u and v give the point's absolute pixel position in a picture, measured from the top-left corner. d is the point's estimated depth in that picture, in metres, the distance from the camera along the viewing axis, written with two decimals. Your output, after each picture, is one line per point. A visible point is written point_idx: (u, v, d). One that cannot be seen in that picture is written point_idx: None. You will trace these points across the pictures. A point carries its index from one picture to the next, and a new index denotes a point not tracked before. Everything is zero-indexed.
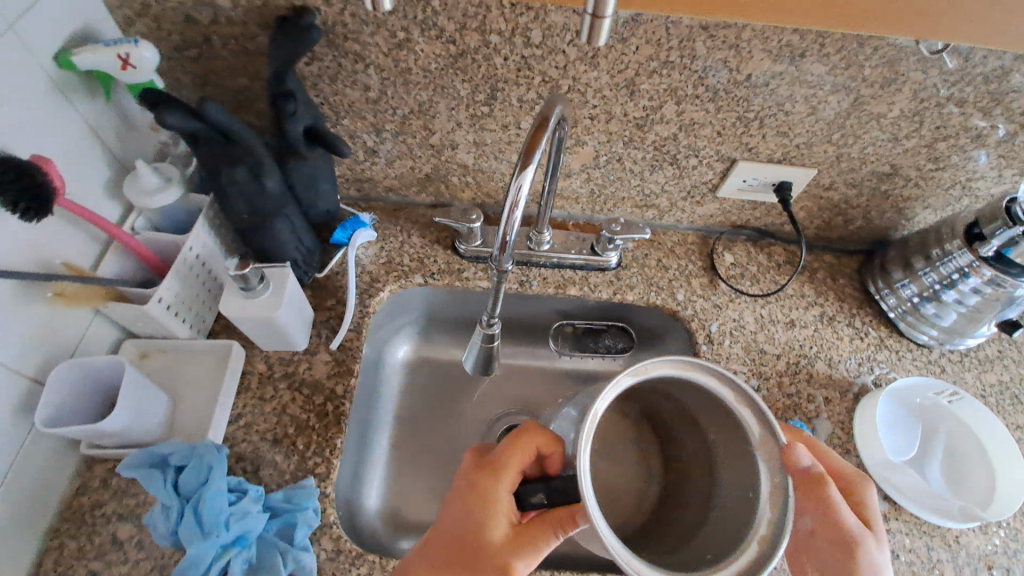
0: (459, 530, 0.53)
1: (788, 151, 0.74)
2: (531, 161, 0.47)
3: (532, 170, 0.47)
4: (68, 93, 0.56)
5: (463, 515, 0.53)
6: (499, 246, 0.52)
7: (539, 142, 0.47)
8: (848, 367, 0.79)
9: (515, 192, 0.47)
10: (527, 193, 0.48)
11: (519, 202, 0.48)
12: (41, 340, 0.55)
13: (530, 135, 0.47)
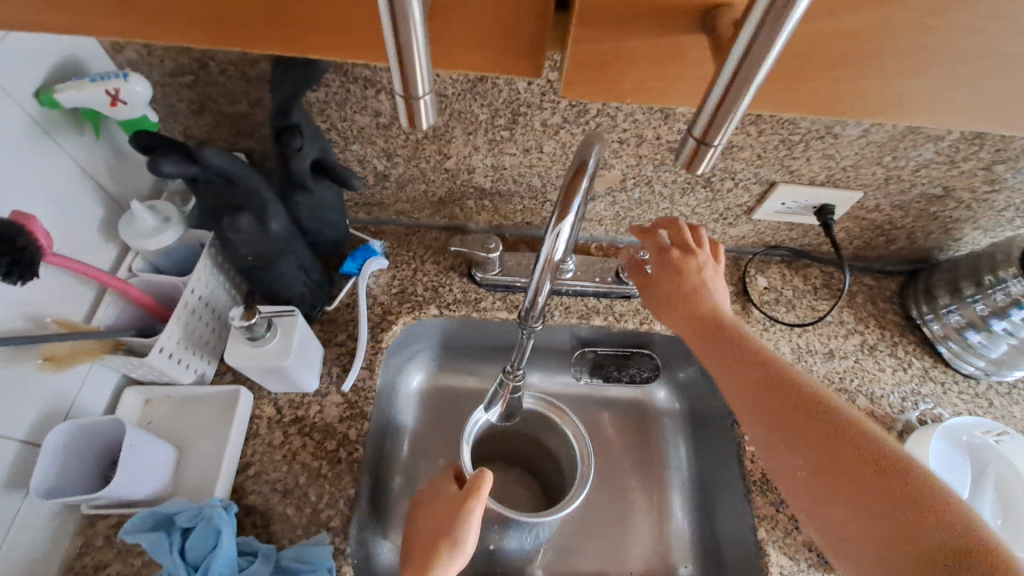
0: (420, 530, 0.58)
1: (832, 173, 0.68)
2: (569, 212, 0.43)
3: (567, 227, 0.44)
4: (53, 132, 0.53)
5: (420, 523, 0.59)
6: (530, 299, 0.51)
7: (578, 188, 0.42)
8: (892, 402, 0.73)
9: (551, 247, 0.45)
10: (563, 251, 0.46)
11: (552, 261, 0.46)
12: (36, 400, 0.52)
13: (567, 182, 0.42)
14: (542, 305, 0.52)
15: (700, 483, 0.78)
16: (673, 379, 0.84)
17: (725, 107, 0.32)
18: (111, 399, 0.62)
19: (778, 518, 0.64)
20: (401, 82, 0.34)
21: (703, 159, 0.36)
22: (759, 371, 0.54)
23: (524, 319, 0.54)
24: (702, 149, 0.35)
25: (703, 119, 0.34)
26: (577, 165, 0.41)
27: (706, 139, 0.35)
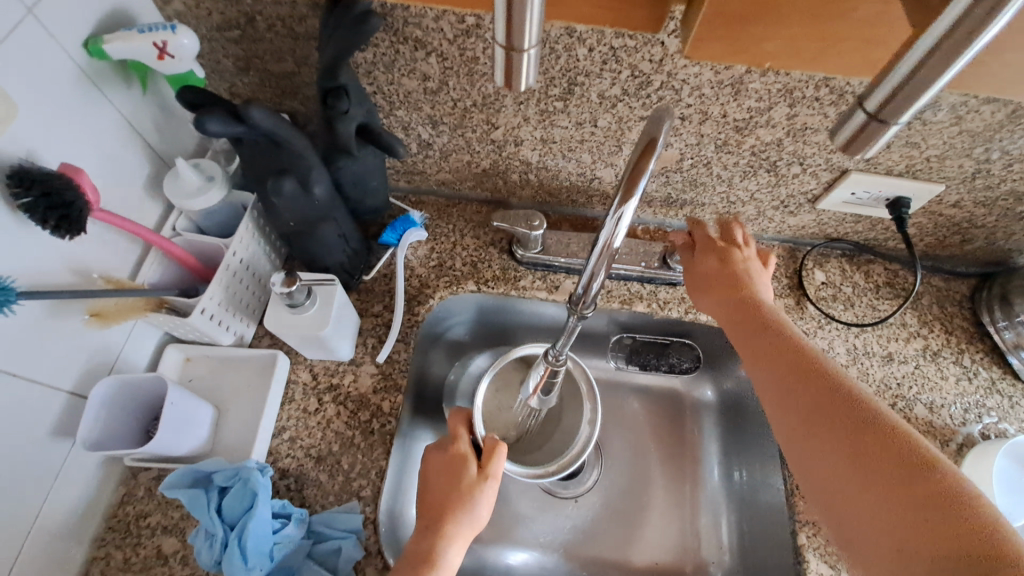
0: (431, 490, 0.56)
1: (914, 164, 0.62)
2: (634, 193, 0.40)
3: (632, 207, 0.40)
4: (102, 85, 0.52)
5: (428, 479, 0.57)
6: (583, 285, 0.48)
7: (645, 169, 0.39)
8: (953, 413, 0.68)
9: (612, 230, 0.42)
10: (623, 236, 0.43)
11: (611, 246, 0.43)
12: (80, 353, 0.53)
13: (634, 158, 0.39)
14: (597, 293, 0.49)
15: (735, 481, 0.75)
16: (713, 371, 0.80)
17: (918, 80, 0.29)
18: (153, 356, 0.62)
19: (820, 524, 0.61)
20: (504, 32, 0.32)
21: (870, 142, 0.33)
22: (785, 352, 0.52)
23: (575, 309, 0.51)
24: (876, 127, 0.32)
25: (883, 91, 0.31)
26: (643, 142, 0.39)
27: (877, 116, 0.32)
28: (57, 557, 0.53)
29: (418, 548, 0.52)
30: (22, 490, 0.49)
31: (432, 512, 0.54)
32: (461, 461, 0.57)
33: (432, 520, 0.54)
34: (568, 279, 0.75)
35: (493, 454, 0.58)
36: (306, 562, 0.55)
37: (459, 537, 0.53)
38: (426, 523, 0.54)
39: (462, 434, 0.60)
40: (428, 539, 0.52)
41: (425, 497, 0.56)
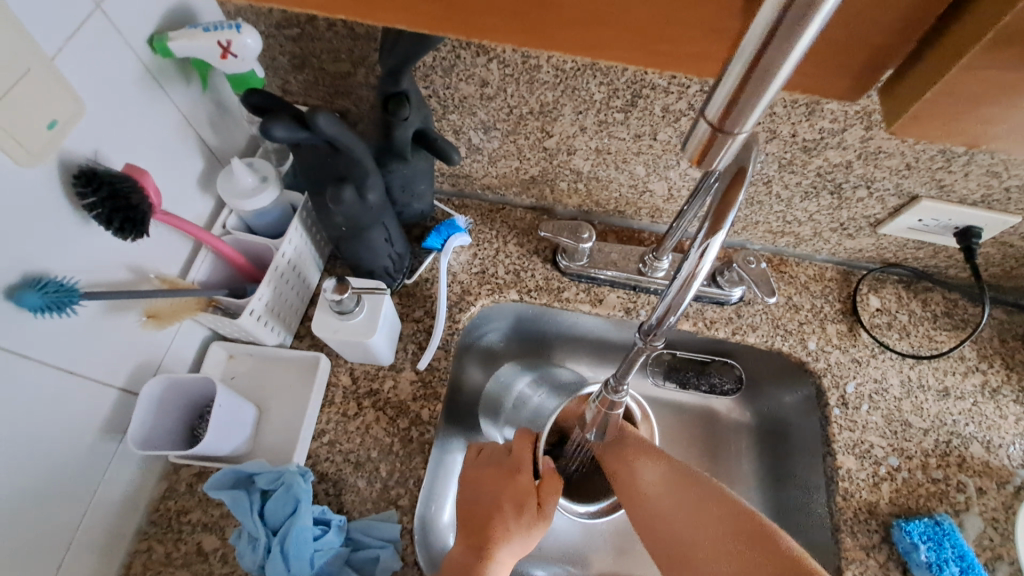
0: (483, 506, 0.56)
1: (991, 193, 0.59)
2: (724, 223, 0.39)
3: (720, 239, 0.39)
4: (164, 82, 0.51)
5: (480, 496, 0.57)
6: (659, 316, 0.46)
7: (734, 200, 0.38)
8: (1011, 454, 0.65)
9: (696, 263, 0.40)
10: (708, 270, 0.41)
11: (694, 280, 0.41)
12: (132, 351, 0.53)
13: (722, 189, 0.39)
14: (671, 325, 0.47)
15: (774, 509, 0.73)
16: (754, 392, 0.78)
17: None
18: (198, 353, 0.63)
19: (868, 563, 0.59)
20: (721, 109, 0.33)
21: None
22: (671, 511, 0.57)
23: (644, 339, 0.49)
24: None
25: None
26: (734, 172, 0.38)
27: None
28: (101, 550, 0.53)
29: (464, 563, 0.52)
30: (73, 484, 0.49)
31: (482, 531, 0.54)
32: (520, 488, 0.58)
33: (483, 540, 0.53)
34: (613, 292, 0.73)
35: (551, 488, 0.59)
36: (344, 569, 0.55)
37: (506, 560, 0.53)
38: (475, 542, 0.54)
39: (525, 458, 0.60)
40: (477, 558, 0.52)
41: (473, 514, 0.56)
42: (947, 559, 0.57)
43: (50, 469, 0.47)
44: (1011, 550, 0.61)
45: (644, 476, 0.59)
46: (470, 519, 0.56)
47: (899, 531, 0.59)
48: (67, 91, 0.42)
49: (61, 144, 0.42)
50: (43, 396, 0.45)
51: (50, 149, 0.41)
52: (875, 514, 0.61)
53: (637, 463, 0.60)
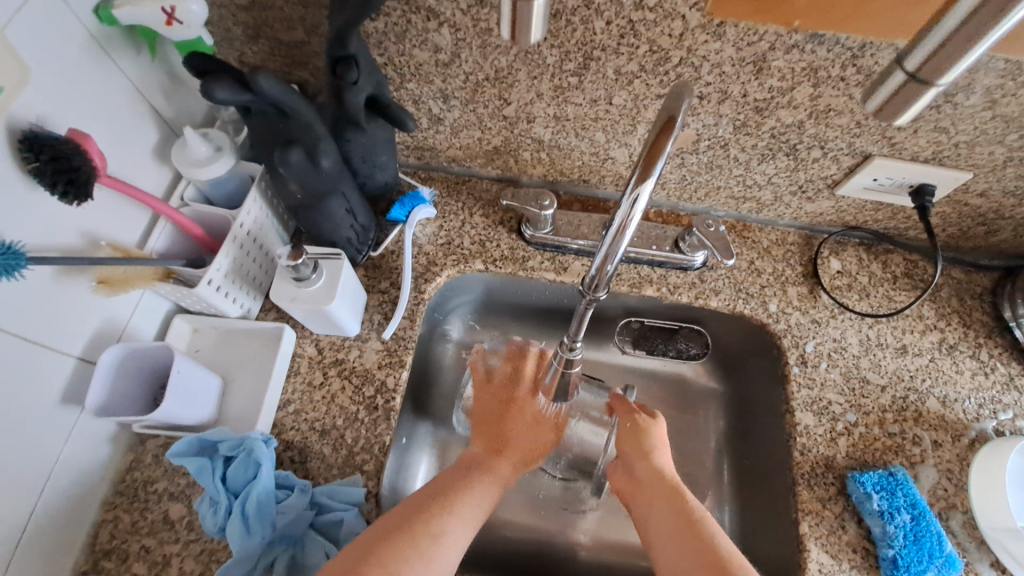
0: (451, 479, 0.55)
1: (941, 149, 0.60)
2: (652, 173, 0.40)
3: (649, 187, 0.40)
4: (112, 52, 0.51)
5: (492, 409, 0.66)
6: (598, 266, 0.47)
7: (664, 148, 0.39)
8: (967, 408, 0.67)
9: (628, 211, 0.42)
10: (639, 217, 0.43)
11: (627, 228, 0.43)
12: (87, 319, 0.53)
13: (652, 137, 0.40)
14: (612, 276, 0.48)
15: (738, 470, 0.74)
16: (719, 357, 0.79)
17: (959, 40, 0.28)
18: (161, 326, 0.63)
19: (823, 514, 0.60)
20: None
21: (907, 106, 0.32)
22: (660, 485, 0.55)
23: (587, 290, 0.50)
24: (914, 88, 0.31)
25: (923, 50, 0.30)
26: (664, 120, 0.39)
27: (918, 77, 0.31)
28: (67, 519, 0.54)
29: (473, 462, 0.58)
30: (33, 452, 0.50)
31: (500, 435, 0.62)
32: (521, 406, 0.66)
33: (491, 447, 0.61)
34: (578, 261, 0.73)
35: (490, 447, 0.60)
36: (309, 533, 0.56)
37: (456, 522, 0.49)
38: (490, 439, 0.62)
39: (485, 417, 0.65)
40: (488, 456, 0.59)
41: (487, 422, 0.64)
42: (899, 507, 0.58)
43: (6, 437, 0.47)
44: (964, 500, 0.62)
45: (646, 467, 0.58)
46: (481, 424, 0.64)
47: (853, 482, 0.61)
48: (13, 56, 0.42)
49: (7, 109, 0.42)
50: None
51: None
52: (832, 467, 0.63)
53: (631, 450, 0.60)
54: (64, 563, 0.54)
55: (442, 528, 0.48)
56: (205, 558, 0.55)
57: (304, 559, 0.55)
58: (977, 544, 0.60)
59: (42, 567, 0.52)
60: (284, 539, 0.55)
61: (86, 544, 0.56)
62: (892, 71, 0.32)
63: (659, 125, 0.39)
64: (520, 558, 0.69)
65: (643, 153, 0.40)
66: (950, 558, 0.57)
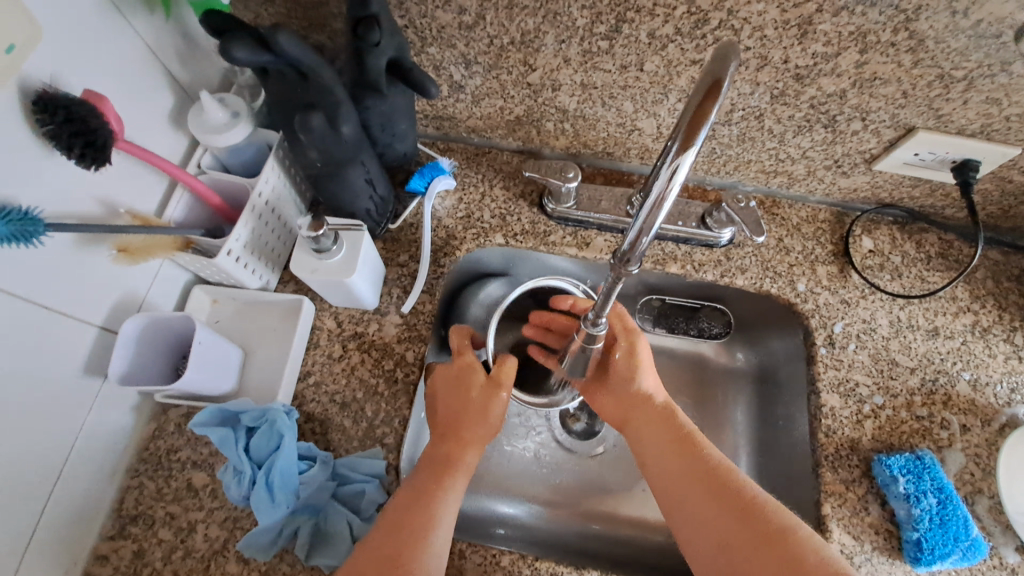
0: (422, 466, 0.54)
1: (991, 123, 0.57)
2: (696, 139, 0.37)
3: (689, 158, 0.38)
4: (126, 12, 0.50)
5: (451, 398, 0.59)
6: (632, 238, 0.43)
7: (709, 113, 0.37)
8: (998, 392, 0.65)
9: (663, 187, 0.39)
10: (675, 193, 0.40)
11: (665, 200, 0.40)
12: (107, 288, 0.53)
13: (696, 102, 0.37)
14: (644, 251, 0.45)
15: (758, 450, 0.73)
16: (742, 337, 0.78)
17: None
18: (181, 296, 0.62)
19: (846, 496, 0.60)
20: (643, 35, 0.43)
21: None
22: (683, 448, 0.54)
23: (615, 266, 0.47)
24: None
25: None
26: (712, 79, 0.37)
27: None
28: (93, 485, 0.55)
29: (441, 453, 0.55)
30: (58, 419, 0.50)
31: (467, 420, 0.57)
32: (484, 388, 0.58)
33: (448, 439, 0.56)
34: (600, 236, 0.72)
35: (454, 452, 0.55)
36: (331, 503, 0.56)
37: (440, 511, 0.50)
38: (442, 434, 0.56)
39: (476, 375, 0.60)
40: (449, 450, 0.55)
41: (444, 417, 0.58)
42: (925, 490, 0.57)
43: (31, 403, 0.47)
44: (991, 485, 0.61)
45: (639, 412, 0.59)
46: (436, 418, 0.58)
47: (879, 465, 0.60)
48: (25, 14, 0.40)
49: (20, 69, 0.41)
50: (18, 329, 0.45)
51: (8, 75, 0.40)
52: (857, 450, 0.62)
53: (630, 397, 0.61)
54: (91, 527, 0.55)
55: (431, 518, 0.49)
56: (229, 525, 0.56)
57: (328, 526, 0.55)
58: (1002, 529, 0.59)
59: (71, 530, 0.53)
60: (307, 508, 0.55)
61: (111, 510, 0.56)
62: None
63: (705, 89, 0.37)
64: (538, 533, 0.69)
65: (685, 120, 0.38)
66: (976, 542, 0.56)
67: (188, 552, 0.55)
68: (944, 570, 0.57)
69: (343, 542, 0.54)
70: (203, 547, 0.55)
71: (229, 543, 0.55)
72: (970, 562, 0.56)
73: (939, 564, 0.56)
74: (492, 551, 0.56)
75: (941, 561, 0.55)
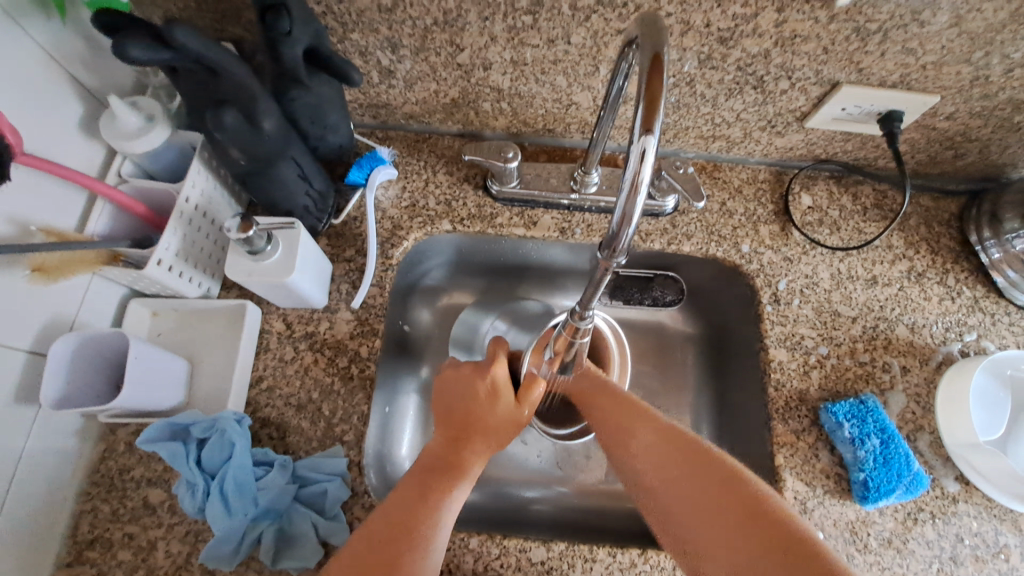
0: (421, 470, 0.52)
1: (908, 73, 0.59)
2: (655, 118, 0.38)
3: (656, 132, 0.38)
4: (14, 16, 0.47)
5: (461, 393, 0.58)
6: (616, 229, 0.41)
7: (657, 93, 0.38)
8: (934, 333, 0.68)
9: (637, 168, 0.38)
10: (650, 173, 0.39)
11: (641, 182, 0.39)
12: (32, 311, 0.50)
13: (644, 86, 0.38)
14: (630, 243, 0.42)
15: (717, 409, 0.75)
16: (696, 301, 0.80)
17: None
18: (118, 312, 0.60)
19: (797, 445, 0.62)
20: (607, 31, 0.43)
21: None
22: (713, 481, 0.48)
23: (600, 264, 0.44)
24: None
25: None
26: (651, 59, 0.39)
27: None
28: (43, 513, 0.53)
29: (444, 459, 0.53)
30: None
31: (475, 424, 0.56)
32: (491, 388, 0.57)
33: (457, 445, 0.54)
34: (548, 214, 0.71)
35: (464, 455, 0.54)
36: (294, 505, 0.55)
37: (439, 514, 0.49)
38: (450, 440, 0.55)
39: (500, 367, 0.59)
40: (455, 452, 0.54)
41: (453, 414, 0.57)
42: (869, 432, 0.60)
43: None
44: (931, 421, 0.64)
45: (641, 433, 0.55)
46: (449, 415, 0.57)
47: (826, 413, 0.62)
48: None
49: None
50: None
51: None
52: (805, 400, 0.64)
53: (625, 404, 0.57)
54: (45, 556, 0.53)
55: (428, 527, 0.47)
56: (192, 539, 0.55)
57: (292, 529, 0.55)
58: (942, 461, 0.62)
59: (24, 561, 0.51)
60: (269, 514, 0.55)
61: (66, 536, 0.55)
62: None
63: (648, 66, 0.39)
64: (509, 511, 0.70)
65: (641, 104, 0.38)
66: (918, 476, 0.59)
67: (151, 570, 0.54)
68: (889, 504, 0.60)
69: (309, 542, 0.54)
70: (166, 563, 0.54)
71: (193, 557, 0.54)
72: (913, 495, 0.60)
73: (884, 500, 0.59)
74: (461, 534, 0.57)
75: (886, 497, 0.58)
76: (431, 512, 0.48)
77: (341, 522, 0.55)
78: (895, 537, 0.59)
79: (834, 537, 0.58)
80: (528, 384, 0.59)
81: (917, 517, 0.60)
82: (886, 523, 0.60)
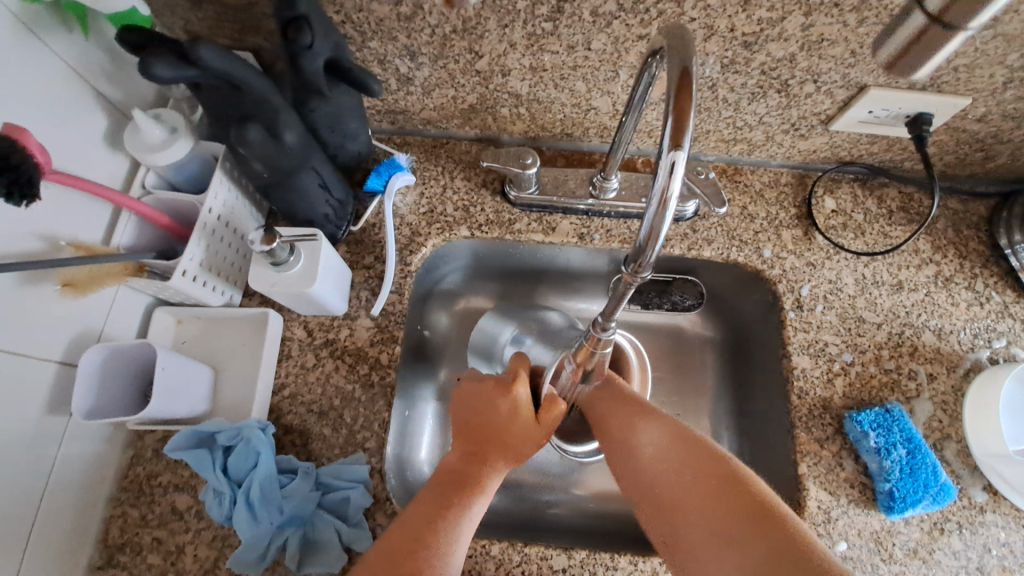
0: (440, 484, 0.53)
1: (939, 75, 0.57)
2: (684, 132, 0.37)
3: (686, 147, 0.37)
4: (41, 33, 0.47)
5: (480, 407, 0.58)
6: (644, 242, 0.40)
7: (686, 108, 0.37)
8: (962, 339, 0.67)
9: (666, 181, 0.38)
10: (680, 187, 0.38)
11: (670, 195, 0.38)
12: (62, 324, 0.51)
13: (673, 102, 0.38)
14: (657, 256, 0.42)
15: (738, 414, 0.75)
16: (716, 305, 0.79)
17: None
18: (143, 321, 0.61)
19: (821, 454, 0.62)
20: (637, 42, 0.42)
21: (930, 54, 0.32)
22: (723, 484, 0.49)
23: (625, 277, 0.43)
24: (938, 32, 0.30)
25: None
26: (679, 73, 0.38)
27: (942, 21, 0.30)
28: (75, 518, 0.54)
29: (462, 473, 0.54)
30: (27, 458, 0.49)
31: (491, 440, 0.56)
32: (514, 407, 0.56)
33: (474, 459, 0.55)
34: (566, 220, 0.71)
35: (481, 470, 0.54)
36: (317, 512, 0.56)
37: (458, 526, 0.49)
38: (467, 455, 0.56)
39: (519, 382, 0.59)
40: (473, 467, 0.54)
41: (470, 430, 0.57)
42: (895, 442, 0.59)
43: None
44: (958, 430, 0.63)
45: (646, 443, 0.55)
46: (467, 430, 0.57)
47: (851, 422, 0.61)
48: None
49: None
50: None
51: None
52: (829, 408, 0.63)
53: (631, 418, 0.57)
54: (78, 560, 0.55)
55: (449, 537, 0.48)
56: (219, 543, 0.56)
57: (316, 535, 0.56)
58: (969, 470, 0.61)
59: (58, 564, 0.53)
60: (294, 521, 0.55)
61: (97, 540, 0.56)
62: (911, 13, 0.31)
63: (677, 81, 0.38)
64: (529, 516, 0.70)
65: (669, 119, 0.38)
66: (945, 486, 0.58)
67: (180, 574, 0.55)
68: (915, 514, 0.59)
69: (333, 549, 0.55)
70: (194, 567, 0.55)
71: (220, 561, 0.55)
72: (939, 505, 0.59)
73: (910, 511, 0.58)
74: (482, 542, 0.57)
75: (913, 508, 0.58)
76: (452, 524, 0.49)
77: (364, 529, 0.56)
78: (921, 547, 0.58)
79: (859, 547, 0.58)
80: (546, 405, 0.57)
81: (944, 527, 0.59)
82: (912, 533, 0.59)
